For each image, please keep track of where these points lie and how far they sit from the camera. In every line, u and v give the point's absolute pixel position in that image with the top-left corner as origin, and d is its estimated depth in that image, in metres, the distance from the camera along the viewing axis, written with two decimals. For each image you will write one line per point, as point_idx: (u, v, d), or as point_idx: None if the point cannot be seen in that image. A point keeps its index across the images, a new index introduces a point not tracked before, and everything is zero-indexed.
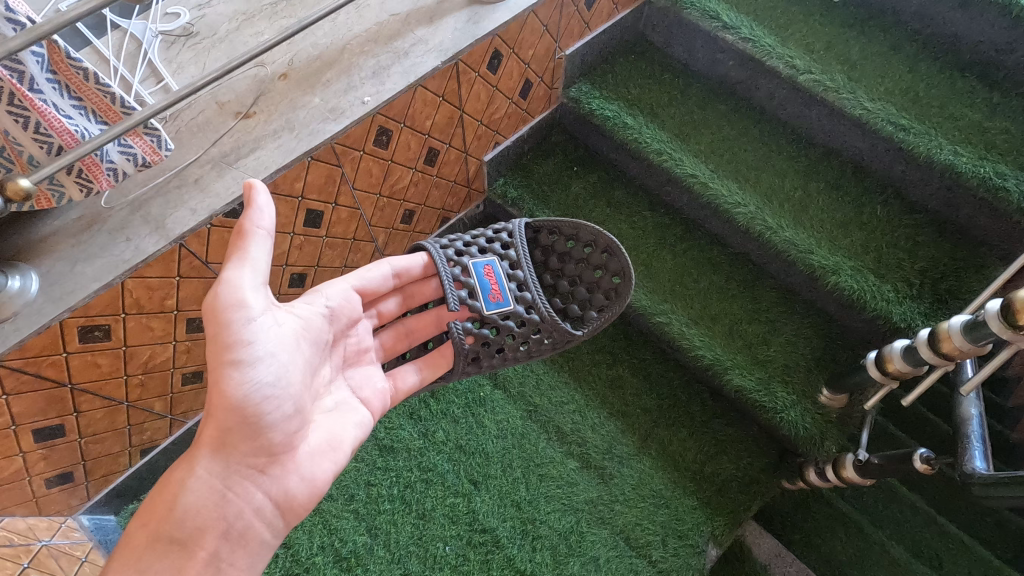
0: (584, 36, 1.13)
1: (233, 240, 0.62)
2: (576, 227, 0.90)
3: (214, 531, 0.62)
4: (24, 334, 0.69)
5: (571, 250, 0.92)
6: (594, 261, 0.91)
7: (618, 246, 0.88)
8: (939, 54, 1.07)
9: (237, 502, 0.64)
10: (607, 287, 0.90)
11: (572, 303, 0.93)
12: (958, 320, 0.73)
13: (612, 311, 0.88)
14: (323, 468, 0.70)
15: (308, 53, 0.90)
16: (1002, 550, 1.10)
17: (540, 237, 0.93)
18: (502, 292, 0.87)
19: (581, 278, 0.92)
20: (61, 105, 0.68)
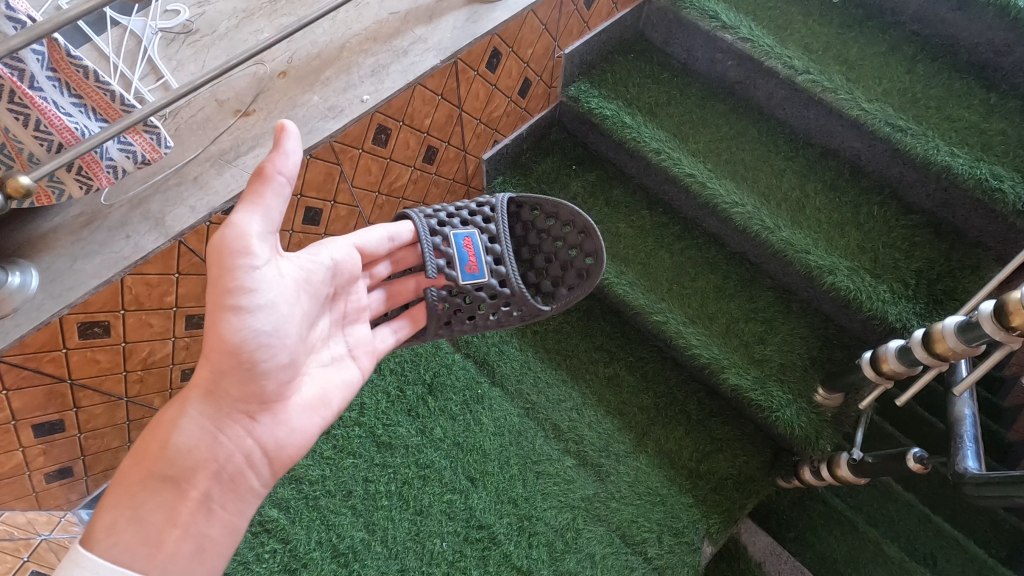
0: (583, 35, 1.13)
1: (251, 182, 0.59)
2: (555, 205, 0.90)
3: (206, 472, 0.63)
4: (25, 329, 0.70)
5: (549, 228, 0.91)
6: (570, 241, 0.90)
7: (594, 229, 0.88)
8: (937, 55, 1.07)
9: (227, 446, 0.65)
10: (580, 267, 0.91)
11: (544, 279, 0.93)
12: (952, 321, 0.73)
13: (580, 293, 0.90)
14: (312, 422, 0.72)
15: (307, 51, 0.90)
16: (997, 549, 1.12)
17: (523, 210, 0.92)
18: (479, 264, 0.87)
19: (556, 256, 0.92)
20: (61, 103, 0.68)
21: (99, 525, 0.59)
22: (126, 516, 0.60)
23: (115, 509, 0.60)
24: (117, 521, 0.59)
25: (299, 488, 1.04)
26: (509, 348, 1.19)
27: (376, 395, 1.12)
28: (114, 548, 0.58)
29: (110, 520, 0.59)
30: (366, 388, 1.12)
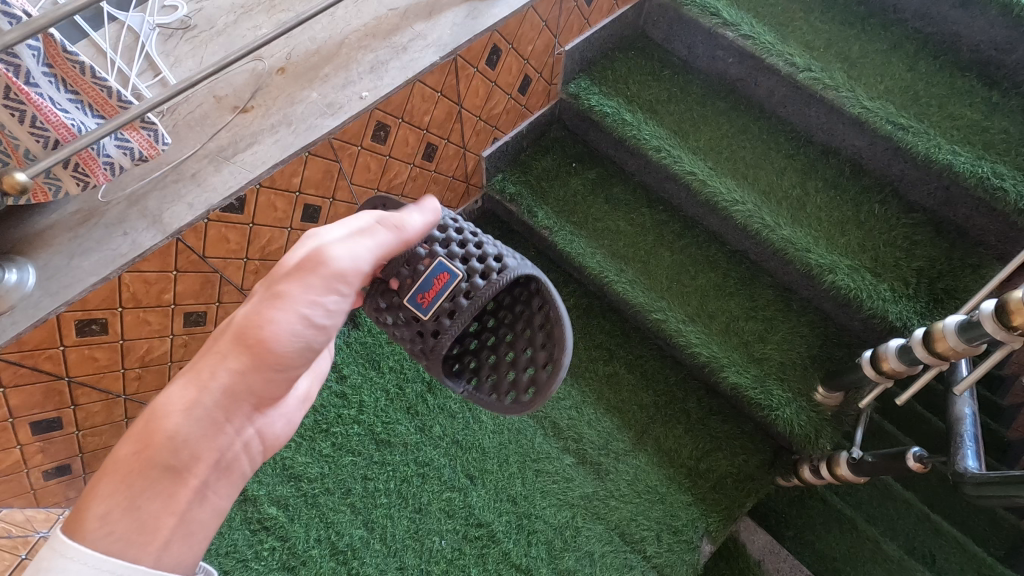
0: (584, 31, 1.12)
1: (383, 224, 0.63)
2: (559, 323, 0.70)
3: (208, 461, 0.57)
4: (22, 327, 0.70)
5: (539, 330, 0.72)
6: (539, 361, 0.71)
7: (561, 373, 0.68)
8: (939, 52, 1.07)
9: (234, 438, 0.60)
10: (523, 386, 0.72)
11: (489, 367, 0.75)
12: (954, 320, 0.73)
13: (495, 408, 0.73)
14: (297, 412, 0.73)
15: (306, 47, 0.89)
16: (995, 548, 1.15)
17: (535, 300, 0.73)
18: (431, 303, 0.68)
19: (518, 356, 0.73)
20: (57, 99, 0.68)
21: (88, 514, 0.50)
22: (123, 506, 0.51)
23: (110, 498, 0.51)
24: (112, 510, 0.51)
25: (298, 486, 1.04)
26: None
27: (375, 393, 1.12)
28: (107, 540, 0.49)
29: (102, 509, 0.50)
30: (365, 385, 1.12)
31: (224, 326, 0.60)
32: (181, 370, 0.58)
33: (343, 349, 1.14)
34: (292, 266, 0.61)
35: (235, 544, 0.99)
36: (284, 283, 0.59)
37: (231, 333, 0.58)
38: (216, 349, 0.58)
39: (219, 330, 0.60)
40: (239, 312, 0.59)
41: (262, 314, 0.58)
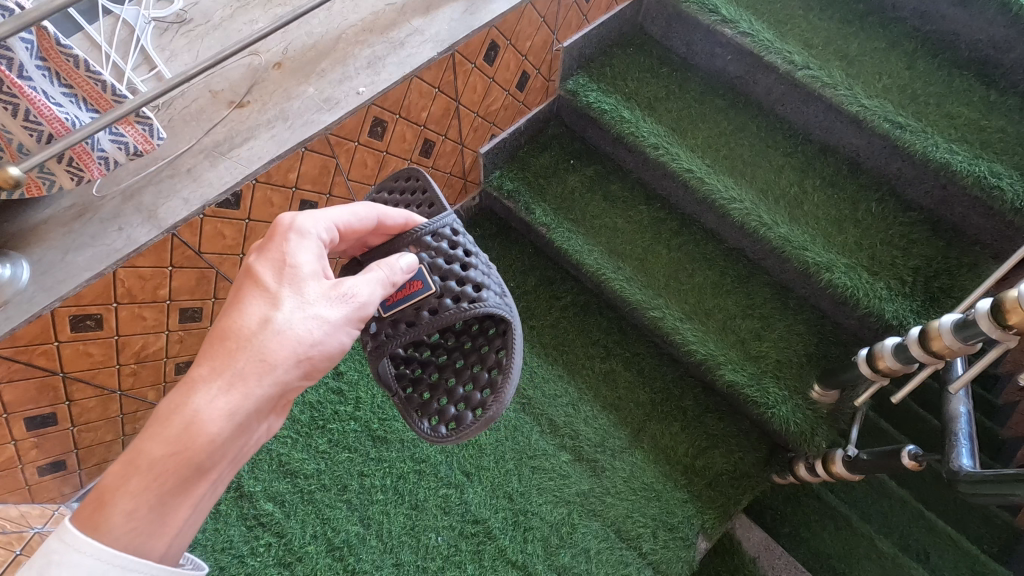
0: (582, 27, 1.12)
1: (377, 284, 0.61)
2: (506, 370, 0.67)
3: (233, 458, 0.56)
4: (16, 322, 0.69)
5: (488, 370, 0.69)
6: (472, 399, 0.68)
7: (487, 418, 0.65)
8: (937, 51, 1.07)
9: (261, 436, 0.58)
10: (448, 417, 0.68)
11: (428, 387, 0.72)
12: (950, 319, 0.73)
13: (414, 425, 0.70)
14: None
15: (302, 41, 0.89)
16: (988, 545, 1.14)
17: (496, 341, 0.70)
18: (396, 301, 0.68)
19: (457, 387, 0.70)
20: (51, 93, 0.67)
21: (113, 511, 0.50)
22: (148, 506, 0.51)
23: (137, 497, 0.51)
24: (138, 508, 0.51)
25: (294, 482, 1.03)
26: None
27: (372, 389, 1.11)
28: (129, 534, 0.51)
29: (127, 508, 0.50)
30: (361, 382, 1.11)
31: (257, 325, 0.56)
32: (215, 366, 0.54)
33: None
34: (324, 288, 0.59)
35: (231, 540, 0.99)
36: (324, 310, 0.58)
37: (278, 344, 0.55)
38: (261, 354, 0.55)
39: (250, 327, 0.56)
40: (277, 319, 0.56)
41: (311, 336, 0.57)
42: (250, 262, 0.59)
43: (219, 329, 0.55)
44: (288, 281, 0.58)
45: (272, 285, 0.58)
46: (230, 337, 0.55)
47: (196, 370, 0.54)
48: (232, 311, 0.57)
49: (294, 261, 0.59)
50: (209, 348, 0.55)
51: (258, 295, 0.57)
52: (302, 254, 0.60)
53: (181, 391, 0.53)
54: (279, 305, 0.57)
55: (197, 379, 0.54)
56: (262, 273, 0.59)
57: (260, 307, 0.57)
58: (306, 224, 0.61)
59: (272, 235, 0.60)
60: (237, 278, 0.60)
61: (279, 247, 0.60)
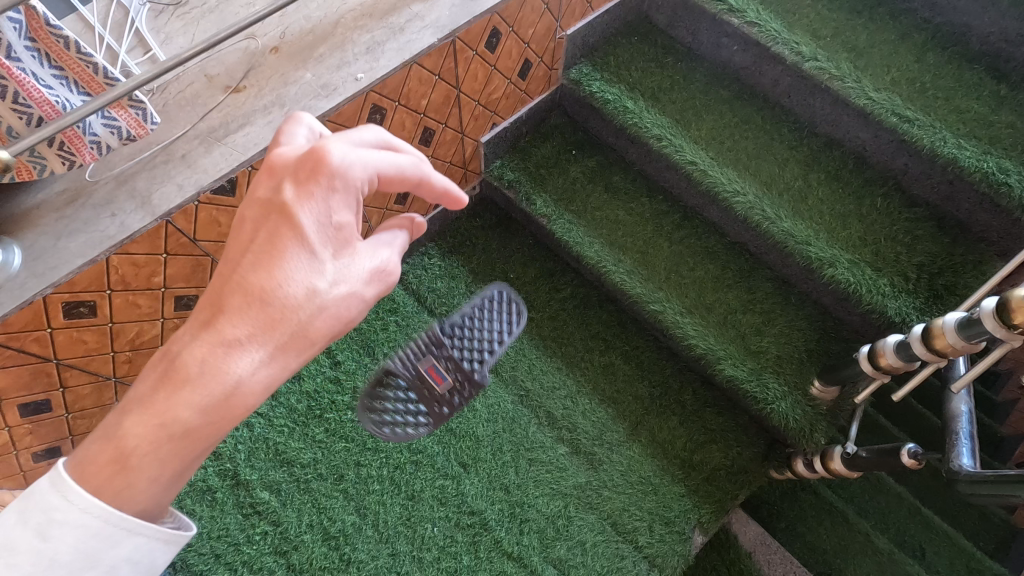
0: (586, 15, 1.10)
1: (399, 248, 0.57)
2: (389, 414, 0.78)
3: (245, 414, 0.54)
4: (7, 308, 0.68)
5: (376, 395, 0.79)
6: None
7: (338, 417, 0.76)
8: (947, 44, 1.05)
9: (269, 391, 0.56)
10: None
11: None
12: (953, 317, 0.72)
13: None
14: None
15: (300, 26, 0.87)
16: (985, 542, 1.15)
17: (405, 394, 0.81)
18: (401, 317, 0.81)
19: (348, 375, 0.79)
20: (40, 75, 0.66)
21: (136, 476, 0.47)
22: (179, 466, 0.48)
23: (162, 464, 0.47)
24: (162, 476, 0.48)
25: (290, 471, 1.03)
26: (504, 335, 1.18)
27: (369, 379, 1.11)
28: (147, 501, 0.48)
29: (152, 474, 0.47)
30: (359, 371, 1.12)
31: (302, 293, 0.52)
32: (257, 329, 0.50)
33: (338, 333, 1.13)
34: (360, 258, 0.54)
35: (227, 528, 0.98)
36: (362, 288, 0.54)
37: (324, 317, 0.52)
38: (307, 326, 0.52)
39: (295, 294, 0.52)
40: (322, 291, 0.52)
41: (347, 313, 0.54)
42: (292, 208, 0.52)
43: (260, 291, 0.51)
44: (333, 244, 0.53)
45: (315, 245, 0.52)
46: (273, 301, 0.51)
47: (233, 329, 0.50)
48: (274, 270, 0.51)
49: (340, 219, 0.53)
50: (247, 304, 0.50)
51: (303, 255, 0.52)
52: (349, 212, 0.54)
53: (218, 351, 0.49)
54: (324, 273, 0.53)
55: (237, 342, 0.50)
56: (305, 226, 0.52)
57: (304, 272, 0.52)
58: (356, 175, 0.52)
59: (318, 174, 0.52)
60: (270, 218, 0.53)
61: (326, 198, 0.52)
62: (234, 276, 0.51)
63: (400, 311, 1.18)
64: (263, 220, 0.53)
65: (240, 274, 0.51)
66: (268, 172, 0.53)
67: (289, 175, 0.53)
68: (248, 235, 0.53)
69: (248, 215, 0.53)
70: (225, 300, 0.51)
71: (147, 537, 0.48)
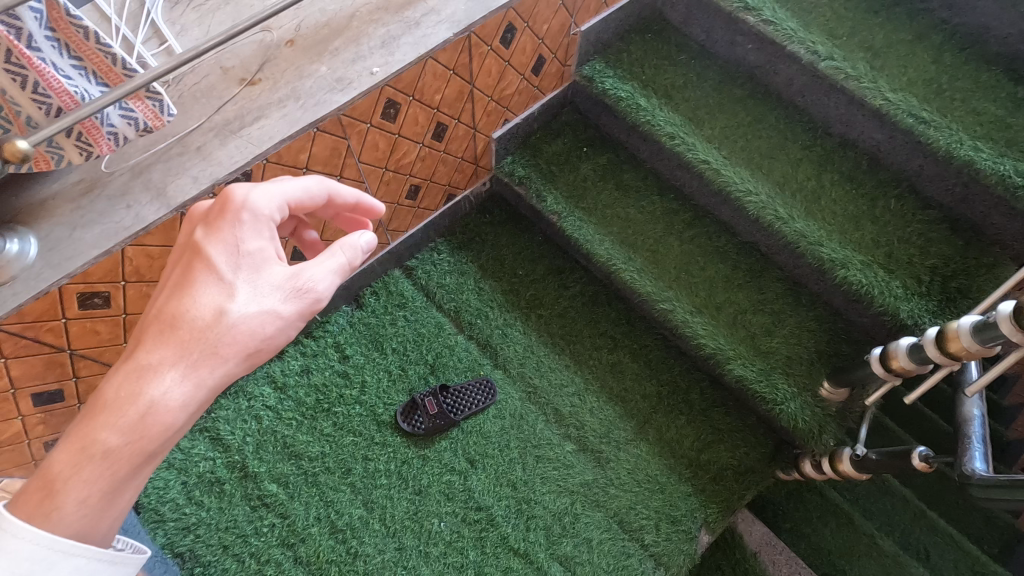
0: (600, 11, 1.10)
1: (326, 257, 0.62)
2: None
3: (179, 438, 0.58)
4: (23, 298, 0.69)
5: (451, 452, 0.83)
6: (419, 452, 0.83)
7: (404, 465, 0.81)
8: (965, 44, 1.04)
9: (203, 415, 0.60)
10: None
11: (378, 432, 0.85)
12: (969, 320, 0.72)
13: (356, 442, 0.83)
14: None
15: (316, 19, 0.87)
16: (990, 546, 1.14)
17: None
18: None
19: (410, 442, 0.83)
20: (60, 65, 0.66)
21: (64, 498, 0.52)
22: (107, 485, 0.53)
23: (88, 485, 0.52)
24: (91, 494, 0.53)
25: (298, 464, 1.03)
26: (513, 332, 1.17)
27: (377, 374, 1.11)
28: (79, 519, 0.53)
29: (81, 495, 0.52)
30: (367, 366, 1.12)
31: (209, 316, 0.56)
32: (173, 353, 0.55)
33: (348, 328, 1.14)
34: (271, 276, 0.59)
35: (235, 519, 0.99)
36: (276, 303, 0.59)
37: (234, 334, 0.57)
38: (217, 344, 0.56)
39: (203, 317, 0.56)
40: (234, 311, 0.57)
41: (261, 330, 0.58)
42: (202, 243, 0.58)
43: (172, 318, 0.56)
44: (243, 267, 0.58)
45: (223, 271, 0.58)
46: (184, 326, 0.56)
47: (149, 356, 0.55)
48: (183, 298, 0.56)
49: (251, 245, 0.59)
50: (161, 333, 0.55)
51: (211, 282, 0.57)
52: (258, 238, 0.60)
53: (135, 376, 0.54)
54: (233, 295, 0.57)
55: (152, 366, 0.54)
56: (214, 257, 0.58)
57: (214, 296, 0.57)
58: (261, 203, 0.60)
59: (222, 209, 0.59)
60: (187, 257, 0.59)
61: (231, 230, 0.59)
62: (154, 310, 0.57)
63: (409, 306, 1.17)
64: (182, 259, 0.59)
65: (157, 307, 0.57)
66: (188, 219, 0.61)
67: (201, 219, 0.60)
68: (169, 275, 0.59)
69: (172, 259, 0.60)
70: (143, 332, 0.56)
71: (85, 557, 0.53)
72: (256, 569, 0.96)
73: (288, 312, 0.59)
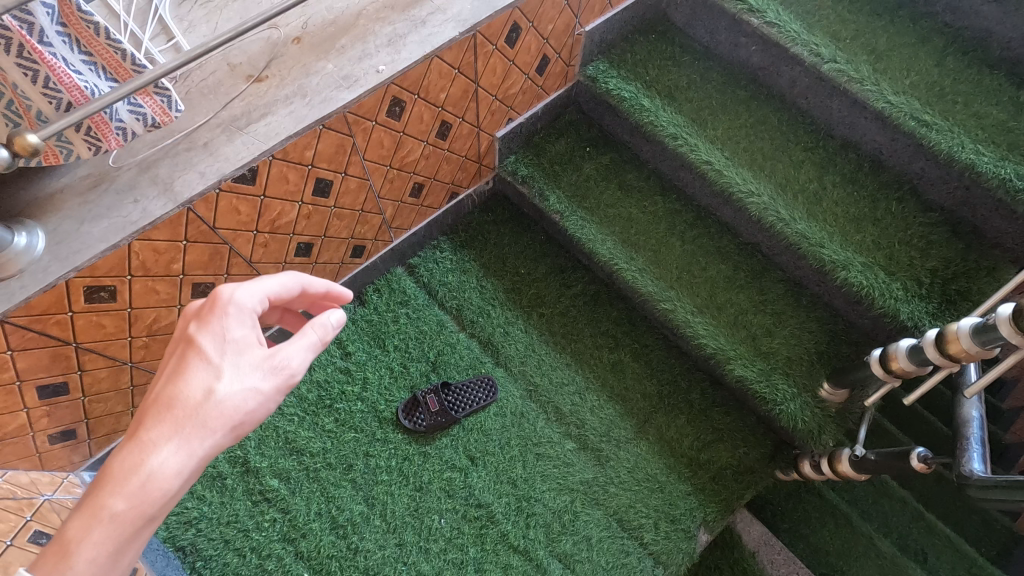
0: (605, 12, 1.10)
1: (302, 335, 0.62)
2: None
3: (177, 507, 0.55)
4: (30, 291, 0.69)
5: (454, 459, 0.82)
6: None
7: None
8: (967, 48, 1.04)
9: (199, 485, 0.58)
10: None
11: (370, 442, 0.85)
12: (968, 322, 0.72)
13: None
14: None
15: (322, 17, 0.88)
16: (987, 548, 1.15)
17: None
18: None
19: None
20: (70, 60, 0.66)
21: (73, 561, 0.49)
22: (105, 556, 0.50)
23: (93, 549, 0.50)
24: (97, 557, 0.50)
25: (299, 460, 1.04)
26: (514, 330, 1.18)
27: (379, 370, 1.12)
28: None
29: (91, 555, 0.50)
30: (369, 363, 1.12)
31: (201, 395, 0.56)
32: (163, 432, 0.54)
33: (350, 326, 1.14)
34: (255, 355, 0.59)
35: (236, 514, 0.99)
36: (258, 381, 0.58)
37: (224, 410, 0.56)
38: (208, 419, 0.55)
39: (195, 396, 0.56)
40: (220, 392, 0.56)
41: (247, 406, 0.57)
42: (192, 334, 0.59)
43: (167, 400, 0.55)
44: (229, 350, 0.58)
45: (212, 356, 0.58)
46: (178, 405, 0.55)
47: (147, 433, 0.53)
48: (177, 381, 0.56)
49: (235, 332, 0.59)
50: (152, 414, 0.54)
51: (202, 365, 0.57)
52: (242, 326, 0.60)
53: (134, 450, 0.53)
54: (222, 376, 0.57)
55: (150, 441, 0.53)
56: (204, 345, 0.58)
57: (204, 377, 0.57)
58: (245, 297, 0.61)
59: (210, 303, 0.60)
60: (177, 347, 0.59)
61: (220, 319, 0.59)
62: (149, 394, 0.56)
63: (411, 304, 1.18)
64: (173, 350, 0.59)
65: (154, 391, 0.56)
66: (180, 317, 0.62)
67: (190, 315, 0.61)
68: (163, 364, 0.59)
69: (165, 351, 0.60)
70: (140, 414, 0.55)
71: None
72: (257, 563, 0.97)
73: (270, 390, 0.59)
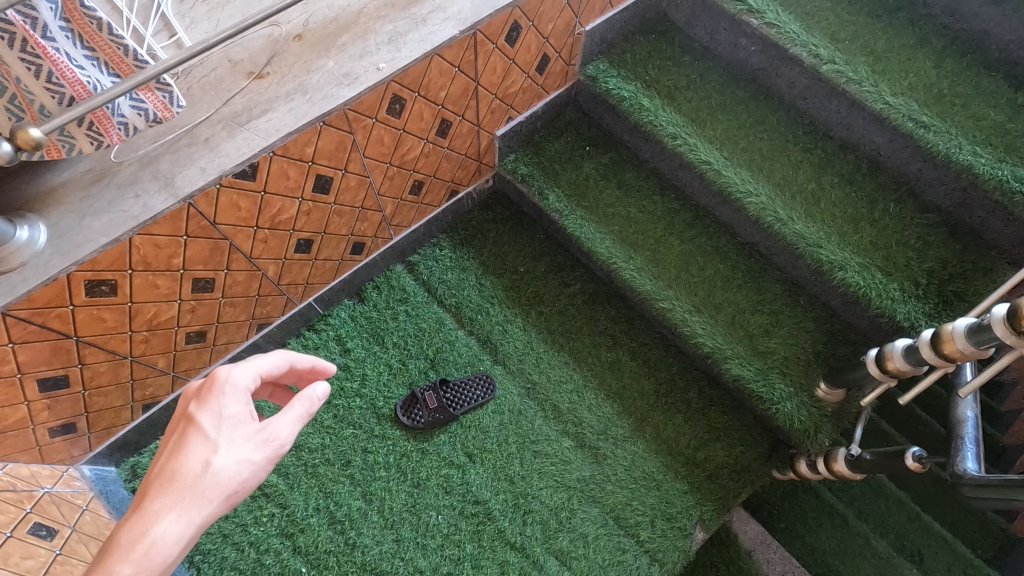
0: (606, 12, 1.10)
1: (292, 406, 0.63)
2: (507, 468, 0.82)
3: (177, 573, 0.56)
4: (32, 285, 0.70)
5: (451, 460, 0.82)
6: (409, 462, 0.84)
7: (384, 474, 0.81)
8: (966, 50, 1.05)
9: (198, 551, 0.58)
10: None
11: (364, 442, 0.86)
12: (963, 322, 0.72)
13: None
14: None
15: (323, 14, 0.88)
16: (983, 549, 1.15)
17: None
18: None
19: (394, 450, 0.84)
20: (73, 55, 0.67)
21: None
22: None
23: None
24: None
25: (298, 455, 1.05)
26: (513, 328, 1.18)
27: (378, 367, 1.13)
28: None
29: None
30: (368, 359, 1.13)
31: (200, 468, 0.57)
32: (165, 503, 0.55)
33: (351, 323, 1.15)
34: (250, 429, 0.61)
35: (235, 508, 1.00)
36: (251, 452, 0.59)
37: (220, 481, 0.57)
38: (206, 490, 0.56)
39: (194, 469, 0.57)
40: (216, 465, 0.58)
41: (241, 477, 0.58)
42: (191, 412, 0.60)
43: (167, 474, 0.56)
44: (225, 425, 0.60)
45: (210, 431, 0.59)
46: (179, 478, 0.56)
47: (150, 505, 0.55)
48: (176, 457, 0.57)
49: (231, 409, 0.61)
50: (154, 488, 0.56)
51: (200, 440, 0.59)
52: (237, 404, 0.62)
53: (138, 521, 0.54)
54: (219, 449, 0.58)
55: (154, 512, 0.54)
56: (202, 421, 0.60)
57: (202, 452, 0.58)
58: (241, 376, 0.63)
59: (207, 382, 0.62)
60: (177, 426, 0.60)
61: (217, 397, 0.61)
62: (152, 470, 0.58)
63: (411, 301, 1.19)
64: (172, 428, 0.61)
65: (156, 467, 0.58)
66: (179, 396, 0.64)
67: (188, 394, 0.63)
68: (163, 441, 0.60)
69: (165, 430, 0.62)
70: (142, 487, 0.56)
71: None
72: (256, 557, 0.98)
73: (262, 461, 0.60)
